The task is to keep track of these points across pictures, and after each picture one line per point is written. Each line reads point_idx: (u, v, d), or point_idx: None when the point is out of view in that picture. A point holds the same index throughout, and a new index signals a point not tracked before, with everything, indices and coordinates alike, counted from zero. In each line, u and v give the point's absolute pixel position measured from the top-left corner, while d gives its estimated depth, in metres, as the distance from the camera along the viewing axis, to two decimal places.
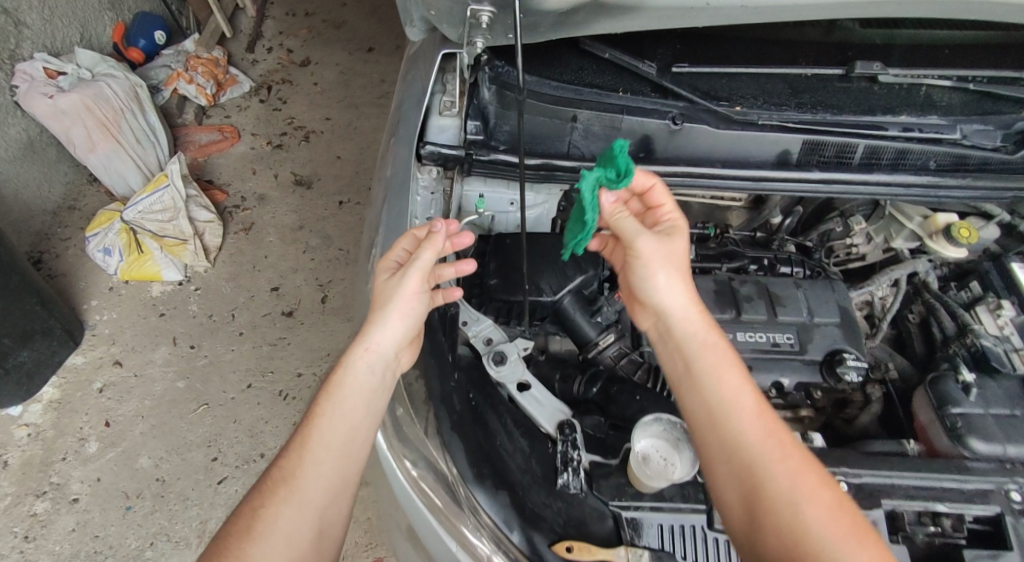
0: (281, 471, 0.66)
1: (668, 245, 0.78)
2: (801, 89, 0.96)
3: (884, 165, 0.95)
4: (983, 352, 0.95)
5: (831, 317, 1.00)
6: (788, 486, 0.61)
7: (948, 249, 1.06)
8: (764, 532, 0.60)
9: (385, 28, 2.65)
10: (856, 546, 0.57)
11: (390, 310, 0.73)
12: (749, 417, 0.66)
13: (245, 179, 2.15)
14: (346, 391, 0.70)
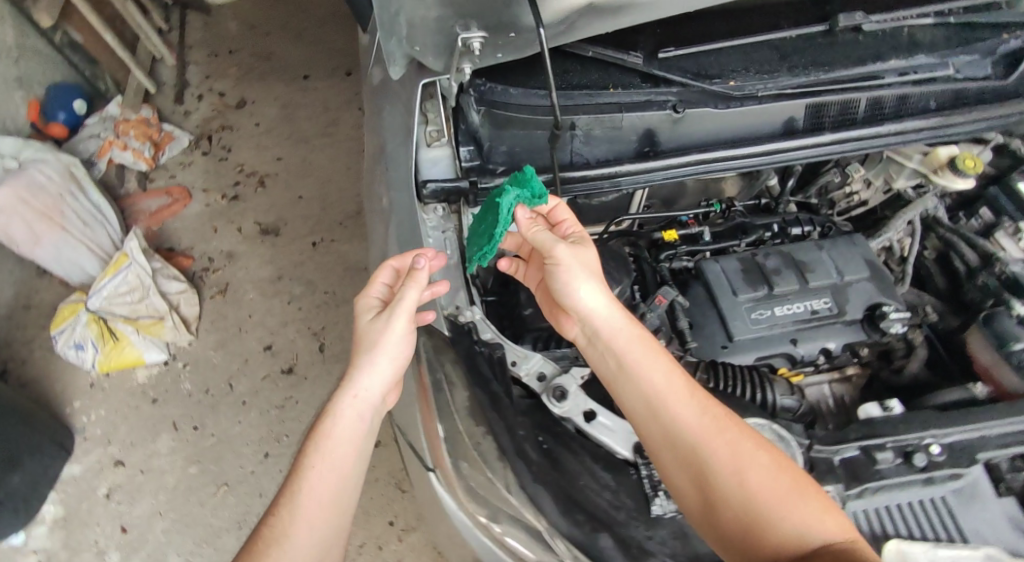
0: (273, 520, 0.69)
1: (581, 254, 0.81)
2: (789, 51, 0.93)
3: (889, 114, 0.94)
4: (1014, 277, 0.97)
5: (860, 274, 1.00)
6: (730, 459, 0.67)
7: (954, 180, 1.03)
8: (718, 507, 0.66)
9: (317, 51, 2.52)
10: (799, 501, 0.65)
11: (377, 353, 0.77)
12: (682, 401, 0.71)
13: (208, 239, 2.02)
14: (336, 439, 0.74)
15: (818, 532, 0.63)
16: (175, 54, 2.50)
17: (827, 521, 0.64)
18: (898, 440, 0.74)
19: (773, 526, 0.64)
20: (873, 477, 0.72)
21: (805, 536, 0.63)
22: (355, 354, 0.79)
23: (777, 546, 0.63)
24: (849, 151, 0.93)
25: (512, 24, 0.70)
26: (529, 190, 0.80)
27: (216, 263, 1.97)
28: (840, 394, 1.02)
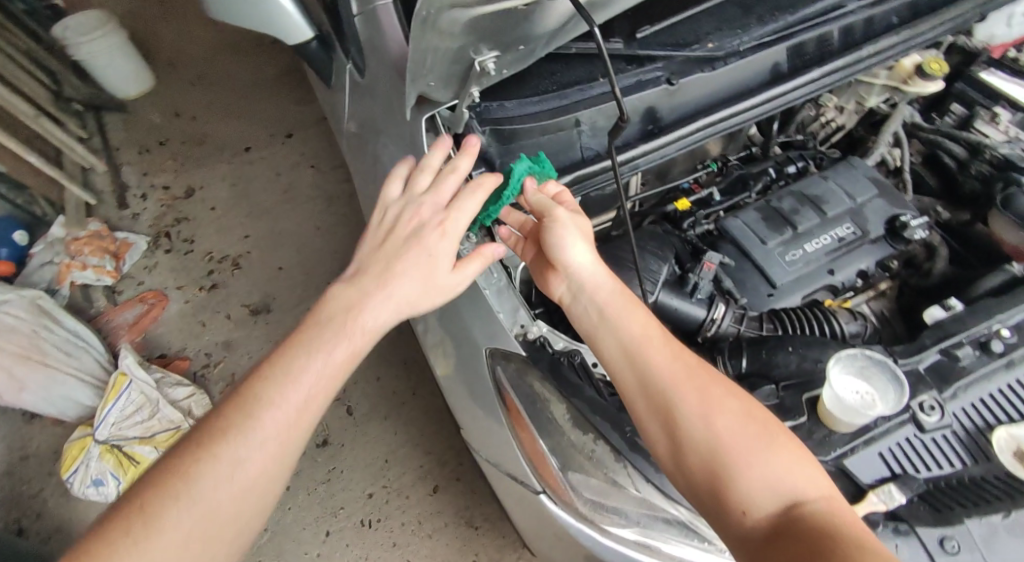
0: (214, 414, 0.62)
1: (579, 219, 0.77)
2: (752, 5, 0.99)
3: (860, 38, 1.00)
4: (1006, 158, 1.02)
5: (869, 193, 1.05)
6: (701, 406, 0.63)
7: (927, 84, 1.08)
8: (687, 452, 0.62)
9: (254, 119, 2.28)
10: (770, 452, 0.60)
11: (405, 297, 0.69)
12: (658, 348, 0.68)
13: (199, 336, 1.81)
14: (311, 349, 0.64)
15: (787, 486, 0.58)
16: (103, 157, 2.16)
17: (798, 474, 0.59)
18: (970, 334, 0.78)
19: (738, 475, 0.59)
20: (960, 376, 0.75)
21: (770, 488, 0.58)
22: (384, 278, 0.69)
23: (742, 494, 0.58)
24: (841, 80, 0.98)
25: (524, 37, 0.72)
26: (540, 168, 0.83)
27: (215, 358, 1.76)
28: (879, 309, 1.05)
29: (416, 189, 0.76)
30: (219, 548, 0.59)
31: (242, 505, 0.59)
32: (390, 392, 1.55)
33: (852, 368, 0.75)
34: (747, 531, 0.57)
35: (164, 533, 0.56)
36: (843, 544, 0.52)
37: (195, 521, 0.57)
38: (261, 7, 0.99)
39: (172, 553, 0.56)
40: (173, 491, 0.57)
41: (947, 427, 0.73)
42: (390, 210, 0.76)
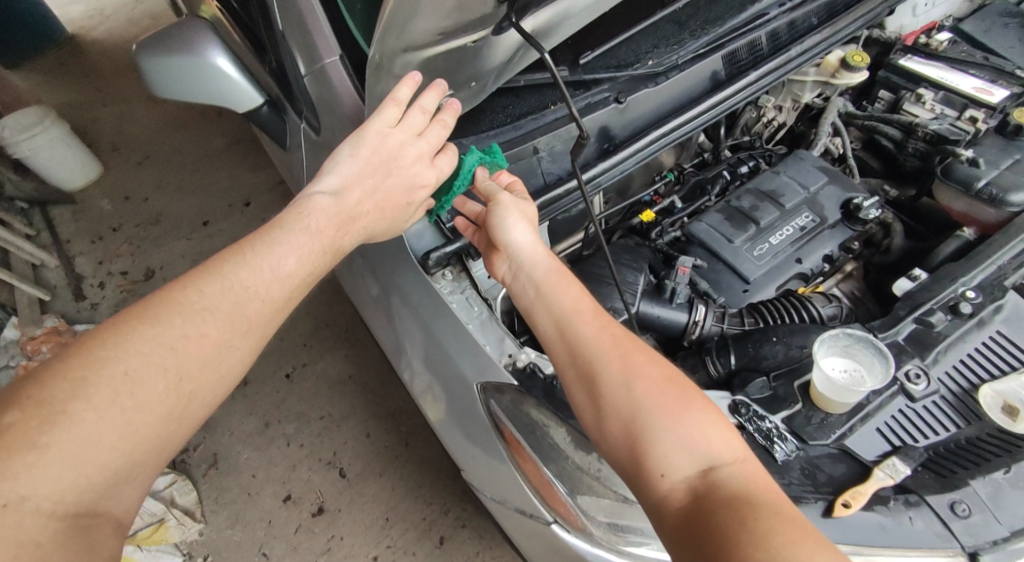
0: (188, 288, 0.59)
1: (522, 204, 0.80)
2: (685, 20, 1.03)
3: (787, 40, 1.06)
4: (937, 133, 1.07)
5: (820, 181, 1.10)
6: (622, 375, 0.63)
7: (853, 76, 1.14)
8: (608, 419, 0.62)
9: (204, 196, 2.22)
10: (684, 417, 0.59)
11: (373, 232, 0.73)
12: (589, 323, 0.68)
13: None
14: (298, 247, 0.64)
15: (701, 447, 0.57)
16: (56, 253, 2.07)
17: (715, 437, 0.58)
18: (939, 300, 0.81)
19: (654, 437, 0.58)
20: (938, 340, 0.77)
21: (684, 450, 0.57)
22: (367, 207, 0.70)
23: (659, 460, 0.58)
24: (778, 79, 1.03)
25: (475, 73, 0.76)
26: (490, 157, 0.85)
27: (194, 440, 1.55)
28: (850, 290, 1.08)
29: (408, 125, 0.72)
30: (192, 418, 0.59)
31: (219, 387, 0.60)
32: (381, 447, 1.51)
33: (834, 348, 0.78)
34: (662, 496, 0.57)
35: (146, 404, 0.54)
36: (752, 512, 0.51)
37: (174, 400, 0.56)
38: (203, 83, 1.00)
39: (152, 430, 0.55)
40: (156, 365, 0.55)
41: (935, 392, 0.74)
42: (380, 138, 0.70)
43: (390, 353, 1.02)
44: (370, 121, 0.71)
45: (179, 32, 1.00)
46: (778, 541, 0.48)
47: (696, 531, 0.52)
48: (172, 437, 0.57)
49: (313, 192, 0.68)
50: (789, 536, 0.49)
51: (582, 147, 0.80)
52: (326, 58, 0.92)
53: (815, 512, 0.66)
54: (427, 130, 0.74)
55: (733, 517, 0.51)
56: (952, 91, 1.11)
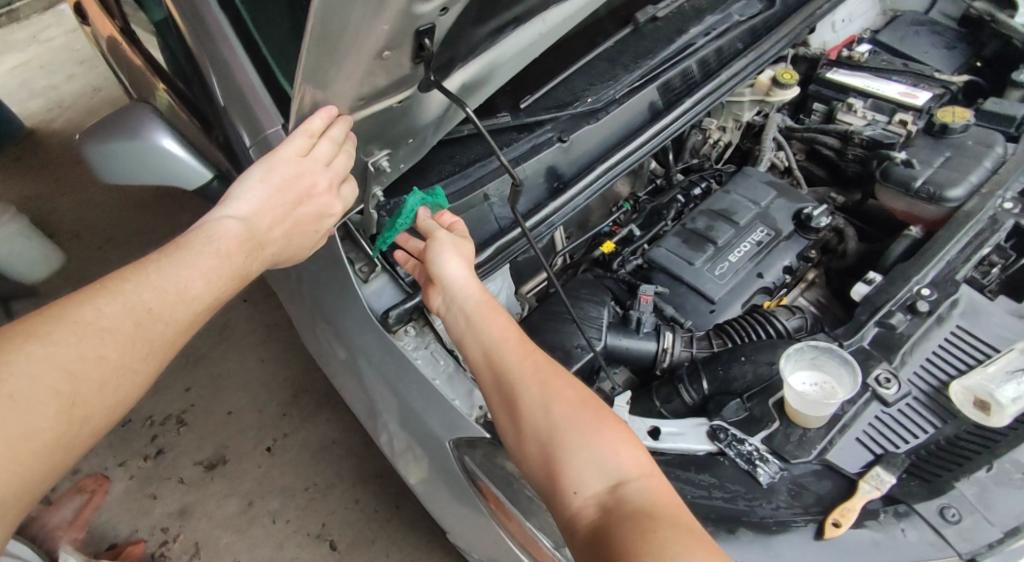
0: (83, 306, 0.57)
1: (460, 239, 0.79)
2: (616, 56, 1.06)
3: (716, 65, 1.10)
4: (871, 139, 1.10)
5: (769, 195, 1.12)
6: (540, 395, 0.62)
7: (785, 92, 1.19)
8: (527, 440, 0.62)
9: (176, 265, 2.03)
10: (598, 434, 0.59)
11: (280, 257, 0.76)
12: (511, 345, 0.67)
13: (149, 511, 1.48)
14: (205, 270, 0.65)
15: (615, 464, 0.57)
16: None
17: (628, 454, 0.58)
18: (897, 301, 0.81)
19: (568, 456, 0.58)
20: (902, 341, 0.78)
21: (598, 467, 0.57)
22: (275, 232, 0.73)
23: (572, 478, 0.57)
24: (712, 103, 1.06)
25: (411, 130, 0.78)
26: (433, 197, 0.86)
27: (173, 530, 1.45)
28: (815, 298, 1.05)
29: (316, 155, 0.71)
30: (81, 444, 0.56)
31: (112, 413, 0.58)
32: (371, 512, 1.45)
33: (805, 361, 0.77)
34: (575, 513, 0.56)
35: (35, 426, 0.51)
36: (656, 527, 0.50)
37: (65, 426, 0.54)
38: (145, 162, 0.99)
39: (40, 456, 0.52)
40: (47, 389, 0.52)
41: (908, 394, 0.74)
42: (290, 167, 0.72)
43: (364, 420, 1.02)
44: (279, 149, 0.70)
45: (120, 117, 1.00)
46: (678, 554, 0.48)
47: (603, 548, 0.52)
48: (57, 466, 0.54)
49: (220, 216, 0.69)
50: (687, 547, 0.48)
51: (517, 188, 0.80)
52: (269, 129, 0.89)
53: (805, 537, 0.65)
54: (335, 160, 0.74)
55: (636, 534, 0.50)
56: (879, 98, 1.15)
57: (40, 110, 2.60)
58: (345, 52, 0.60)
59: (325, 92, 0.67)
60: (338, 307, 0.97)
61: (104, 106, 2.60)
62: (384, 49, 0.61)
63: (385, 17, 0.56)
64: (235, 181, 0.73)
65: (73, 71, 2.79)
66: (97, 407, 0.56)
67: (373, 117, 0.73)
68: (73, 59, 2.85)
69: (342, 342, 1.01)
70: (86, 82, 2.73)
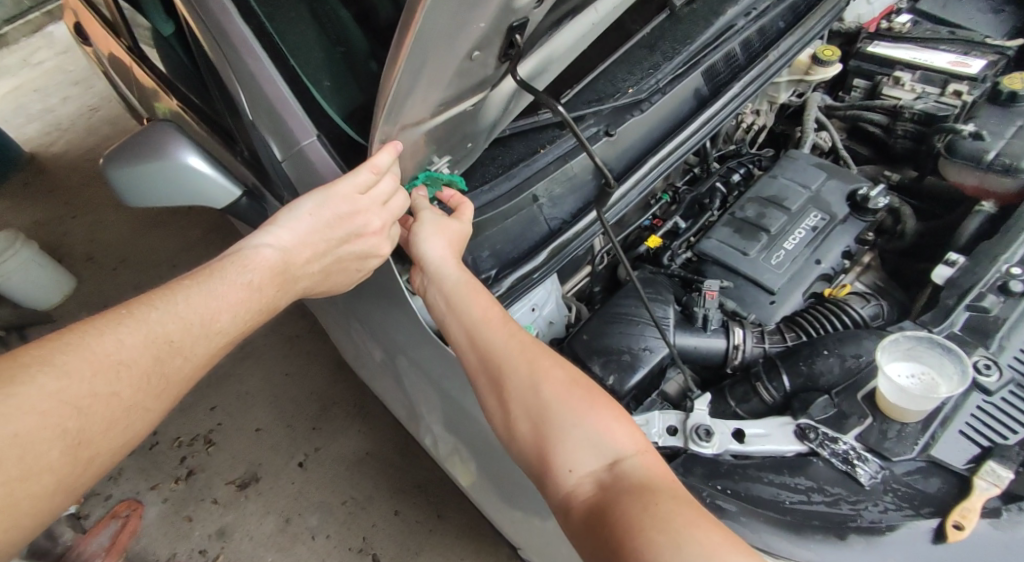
0: (104, 334, 0.55)
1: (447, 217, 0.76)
2: (655, 43, 1.01)
3: (760, 46, 1.05)
4: (925, 113, 1.06)
5: (821, 179, 1.07)
6: (530, 376, 0.62)
7: (827, 69, 1.15)
8: (516, 420, 0.61)
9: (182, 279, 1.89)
10: (591, 412, 0.58)
11: (312, 291, 0.72)
12: (496, 329, 0.66)
13: (187, 534, 1.41)
14: (233, 303, 0.62)
15: (608, 442, 0.57)
16: None
17: (622, 432, 0.58)
18: (987, 282, 0.78)
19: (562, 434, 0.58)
20: (998, 325, 0.74)
21: (593, 445, 0.57)
22: (311, 267, 0.70)
23: (566, 455, 0.57)
24: (760, 86, 1.02)
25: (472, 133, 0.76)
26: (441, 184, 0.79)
27: (212, 552, 1.37)
28: (873, 282, 1.02)
29: (376, 194, 0.69)
30: (85, 486, 0.53)
31: (122, 451, 0.55)
32: (414, 524, 1.38)
33: (900, 350, 0.73)
34: (570, 492, 0.56)
35: (37, 467, 0.49)
36: (655, 499, 0.50)
37: (70, 468, 0.51)
38: (175, 184, 0.93)
39: (40, 497, 0.49)
40: (51, 427, 0.50)
41: (1010, 382, 0.70)
42: (345, 204, 0.67)
43: (407, 422, 1.02)
44: (339, 183, 0.67)
45: (140, 138, 0.93)
46: (679, 523, 0.48)
47: (600, 522, 0.51)
48: (55, 510, 0.51)
49: (257, 243, 0.66)
50: (689, 518, 0.48)
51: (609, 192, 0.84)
52: (302, 140, 0.83)
53: (923, 541, 0.62)
54: (392, 199, 0.72)
55: (634, 506, 0.50)
56: (929, 70, 1.11)
57: (39, 133, 2.55)
58: (440, 59, 0.58)
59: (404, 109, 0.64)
60: (386, 319, 0.93)
61: (104, 126, 2.55)
62: (473, 50, 0.60)
63: (483, 13, 0.54)
64: (285, 205, 0.69)
65: (68, 93, 2.74)
66: (104, 448, 0.53)
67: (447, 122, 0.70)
68: (68, 81, 2.80)
69: (379, 344, 0.99)
70: (82, 103, 2.68)
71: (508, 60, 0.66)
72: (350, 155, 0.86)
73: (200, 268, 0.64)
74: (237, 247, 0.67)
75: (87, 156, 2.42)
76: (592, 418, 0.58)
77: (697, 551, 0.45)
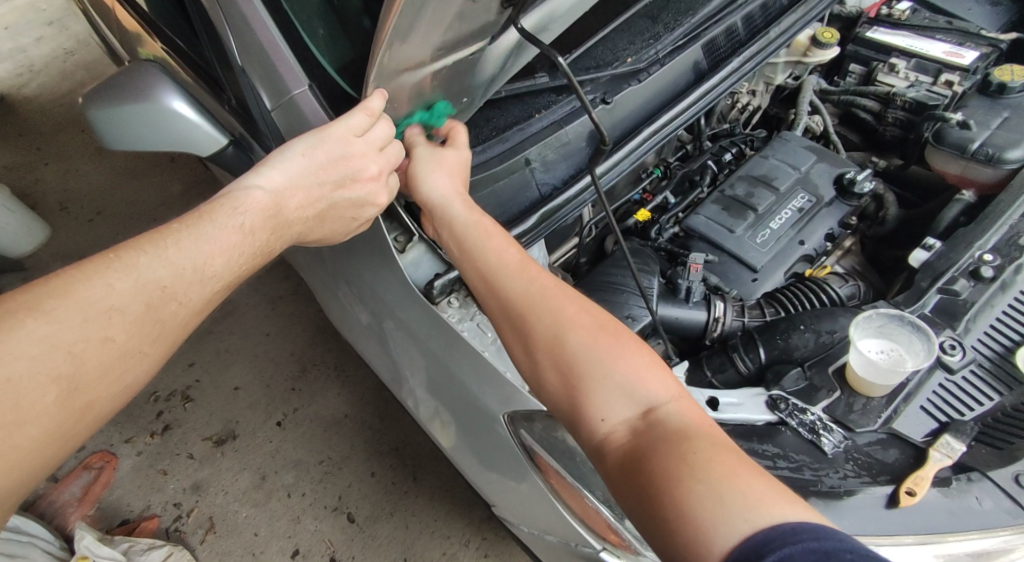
0: (93, 279, 0.54)
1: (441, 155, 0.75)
2: (657, 14, 1.01)
3: (762, 22, 1.05)
4: (916, 101, 1.08)
5: (811, 161, 1.09)
6: (556, 322, 0.60)
7: (825, 52, 1.14)
8: (544, 370, 0.60)
9: None
10: (622, 360, 0.57)
11: (304, 237, 0.72)
12: (514, 276, 0.65)
13: (161, 487, 1.42)
14: (225, 247, 0.62)
15: (646, 391, 0.55)
16: None
17: (655, 382, 0.56)
18: (959, 267, 0.80)
19: (597, 383, 0.56)
20: (966, 308, 0.77)
21: (629, 394, 0.55)
22: (304, 212, 0.69)
23: (597, 405, 0.56)
24: (759, 62, 1.02)
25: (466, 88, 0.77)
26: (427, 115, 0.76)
27: (186, 505, 1.39)
28: (851, 265, 1.04)
29: (371, 138, 0.70)
30: (81, 435, 0.53)
31: (117, 397, 0.55)
32: (389, 484, 1.40)
33: (873, 327, 0.76)
34: (603, 441, 0.55)
35: (33, 419, 0.49)
36: (691, 448, 0.49)
37: (64, 415, 0.51)
38: (159, 129, 0.91)
39: (35, 446, 0.50)
40: (46, 373, 0.50)
41: (972, 362, 0.73)
42: (340, 147, 0.68)
43: (390, 383, 1.02)
44: (334, 125, 0.67)
45: (126, 78, 0.91)
46: (718, 473, 0.46)
47: (634, 468, 0.50)
48: (55, 458, 0.52)
49: (249, 185, 0.65)
50: (729, 468, 0.46)
51: (603, 152, 0.81)
52: (294, 90, 0.82)
53: (878, 506, 0.65)
54: (387, 146, 0.73)
55: (673, 459, 0.48)
56: (924, 58, 1.12)
57: (10, 73, 2.48)
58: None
59: (401, 51, 0.63)
60: (375, 278, 0.93)
61: (80, 70, 2.47)
62: None
63: None
64: (277, 148, 0.69)
65: (43, 33, 2.65)
66: (92, 396, 0.53)
67: (444, 69, 0.70)
68: (40, 20, 2.71)
69: (364, 305, 0.99)
70: (57, 45, 2.59)
71: (511, 7, 0.66)
72: (342, 107, 0.85)
73: (190, 211, 0.63)
74: (228, 188, 0.66)
75: (61, 100, 2.36)
76: (630, 364, 0.57)
77: (737, 501, 0.44)
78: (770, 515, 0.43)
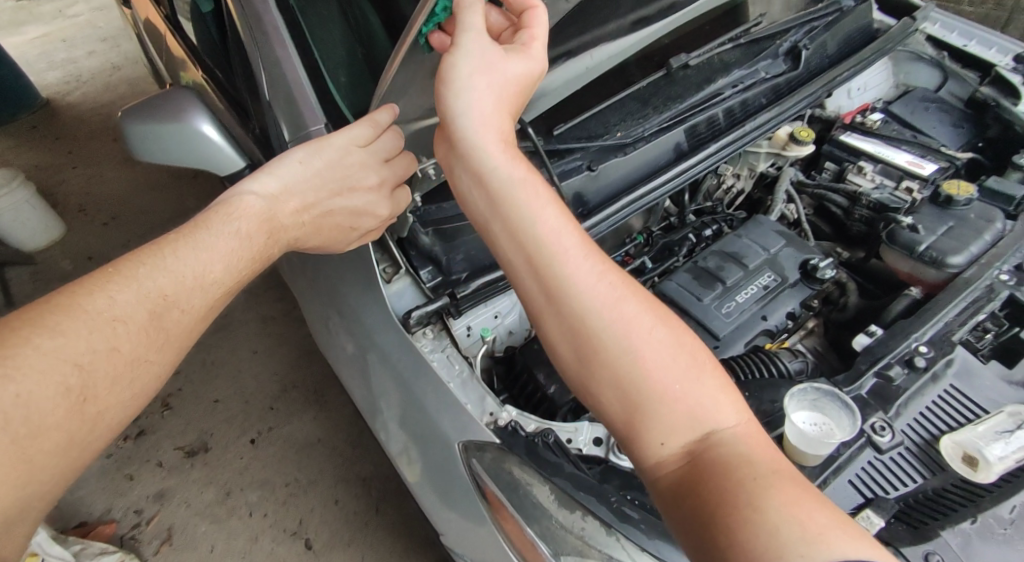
0: (96, 292, 0.59)
1: (494, 73, 0.64)
2: (648, 97, 1.10)
3: (740, 116, 1.14)
4: (880, 201, 1.16)
5: (780, 244, 1.16)
6: (621, 330, 0.55)
7: (801, 148, 1.23)
8: (600, 386, 0.55)
9: None
10: (694, 381, 0.54)
11: (301, 242, 0.80)
12: (574, 258, 0.57)
13: (125, 492, 1.44)
14: (223, 253, 0.69)
15: (716, 412, 0.53)
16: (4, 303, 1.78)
17: (726, 404, 0.54)
18: (896, 354, 0.86)
19: (666, 405, 0.53)
20: (899, 393, 0.83)
21: (698, 414, 0.53)
22: (300, 217, 0.78)
23: (659, 428, 0.53)
24: (733, 152, 1.10)
25: None
26: None
27: (148, 513, 1.41)
28: (812, 346, 1.12)
29: (375, 148, 0.81)
30: (97, 441, 0.57)
31: (129, 405, 0.60)
32: (352, 513, 1.41)
33: (807, 401, 0.81)
34: (657, 463, 0.54)
35: (50, 430, 0.53)
36: (756, 479, 0.48)
37: (77, 423, 0.55)
38: (183, 148, 1.00)
39: (53, 455, 0.53)
40: (57, 384, 0.54)
41: (900, 444, 0.78)
42: (339, 154, 0.79)
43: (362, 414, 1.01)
44: (339, 134, 0.78)
45: (163, 101, 1.01)
46: (780, 503, 0.46)
47: (696, 498, 0.50)
48: (75, 463, 0.56)
49: (244, 192, 0.74)
50: (794, 501, 0.46)
51: None
52: (309, 125, 0.91)
53: None
54: (392, 159, 0.84)
55: (740, 491, 0.48)
56: (888, 164, 1.22)
57: (58, 82, 2.64)
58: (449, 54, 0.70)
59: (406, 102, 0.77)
60: (362, 306, 0.99)
61: (122, 84, 2.63)
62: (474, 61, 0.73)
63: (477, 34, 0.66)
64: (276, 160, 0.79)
65: (94, 48, 2.84)
66: (101, 404, 0.57)
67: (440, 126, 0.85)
68: (95, 37, 2.91)
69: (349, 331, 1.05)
70: (106, 60, 2.77)
71: None
72: None
73: (187, 224, 0.70)
74: (224, 198, 0.74)
75: (100, 110, 2.49)
76: (700, 386, 0.54)
77: (796, 535, 0.44)
78: (830, 550, 0.43)
